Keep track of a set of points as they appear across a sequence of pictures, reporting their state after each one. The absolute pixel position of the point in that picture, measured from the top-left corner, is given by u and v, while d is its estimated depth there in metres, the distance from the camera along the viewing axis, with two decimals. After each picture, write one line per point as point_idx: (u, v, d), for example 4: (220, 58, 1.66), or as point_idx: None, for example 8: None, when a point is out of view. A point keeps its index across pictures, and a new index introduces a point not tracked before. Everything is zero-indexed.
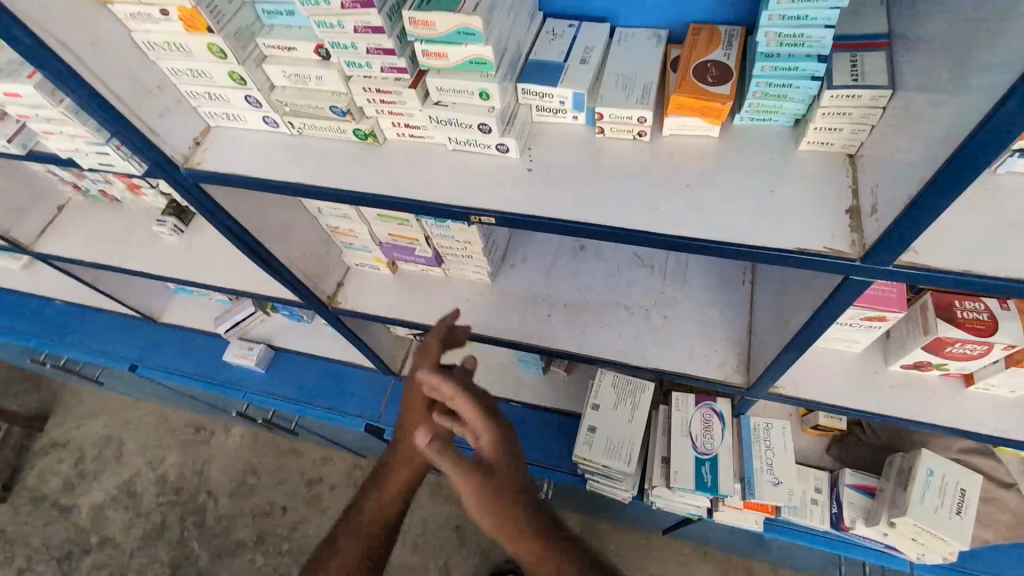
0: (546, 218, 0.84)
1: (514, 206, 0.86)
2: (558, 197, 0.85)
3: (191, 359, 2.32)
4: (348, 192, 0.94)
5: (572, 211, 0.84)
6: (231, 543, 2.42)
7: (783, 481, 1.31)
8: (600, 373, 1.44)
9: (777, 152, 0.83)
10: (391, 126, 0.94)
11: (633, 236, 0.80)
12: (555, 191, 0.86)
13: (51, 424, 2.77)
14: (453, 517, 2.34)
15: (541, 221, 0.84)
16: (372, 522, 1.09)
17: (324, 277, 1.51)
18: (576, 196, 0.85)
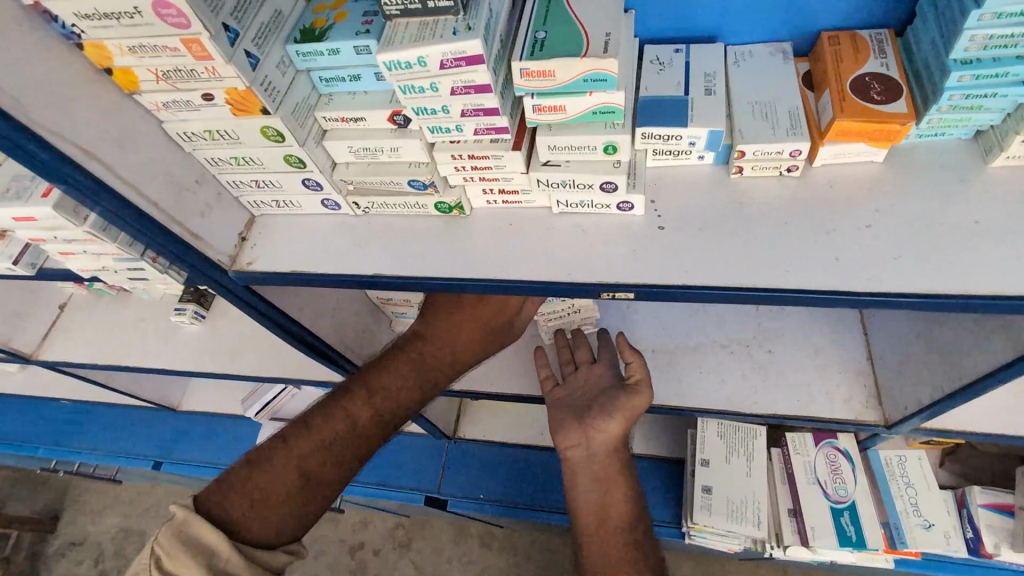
0: (708, 287, 0.69)
1: (652, 274, 0.71)
2: (706, 256, 0.71)
3: (218, 446, 2.12)
4: (444, 278, 0.78)
5: (731, 276, 0.69)
6: None
7: (936, 524, 1.18)
8: (703, 423, 1.29)
9: (962, 172, 0.69)
10: (480, 194, 0.79)
11: (824, 300, 0.66)
12: (699, 249, 0.72)
13: (63, 524, 2.55)
14: (509, 569, 2.14)
15: (702, 293, 0.69)
16: (397, 403, 0.99)
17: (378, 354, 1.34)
18: (731, 254, 0.70)
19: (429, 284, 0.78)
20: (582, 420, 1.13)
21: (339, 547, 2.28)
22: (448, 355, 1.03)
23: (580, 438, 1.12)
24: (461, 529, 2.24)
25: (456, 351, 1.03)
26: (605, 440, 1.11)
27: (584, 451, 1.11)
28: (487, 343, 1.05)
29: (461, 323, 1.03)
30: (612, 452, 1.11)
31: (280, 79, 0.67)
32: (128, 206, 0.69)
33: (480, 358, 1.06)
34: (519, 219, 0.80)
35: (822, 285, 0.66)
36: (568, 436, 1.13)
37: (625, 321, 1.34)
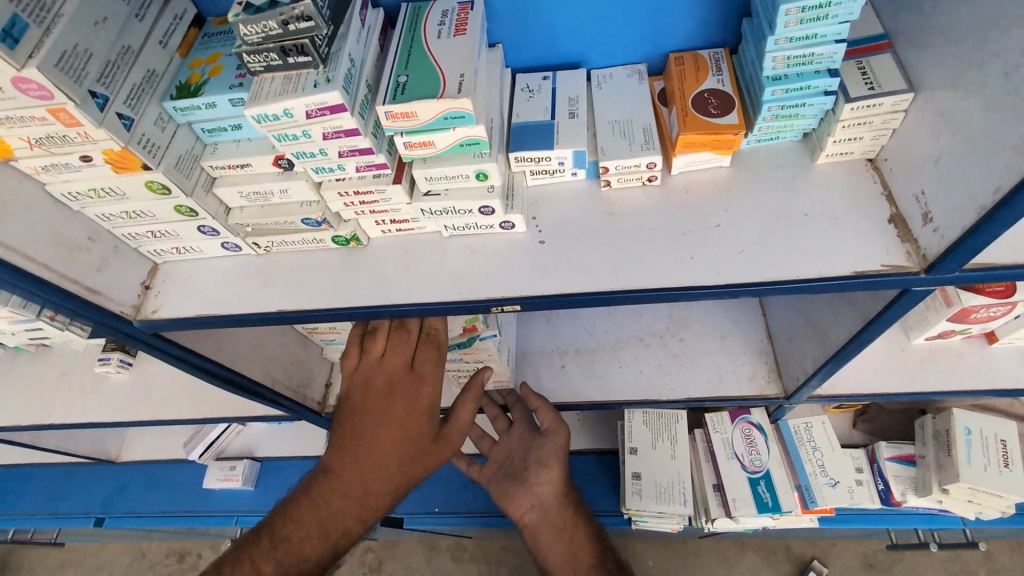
0: (593, 294, 0.75)
1: (538, 286, 0.77)
2: (584, 265, 0.78)
3: (165, 493, 2.07)
4: (349, 307, 0.81)
5: (606, 281, 0.76)
6: None
7: (840, 480, 1.29)
8: (629, 413, 1.37)
9: (795, 170, 0.79)
10: (375, 225, 0.83)
11: (692, 293, 0.73)
12: (578, 258, 0.78)
13: None
14: None
15: (587, 299, 0.75)
16: (301, 556, 0.89)
17: (310, 383, 1.36)
18: (605, 261, 0.77)
19: (335, 314, 0.82)
20: (523, 482, 1.23)
21: None
22: (358, 492, 0.91)
23: (530, 501, 1.21)
24: (431, 542, 2.26)
25: (368, 484, 0.91)
26: (549, 492, 1.21)
27: (539, 510, 1.19)
28: (404, 459, 0.93)
29: (373, 443, 0.92)
30: (561, 502, 1.20)
31: (159, 134, 0.70)
32: (20, 272, 0.70)
33: (400, 483, 0.93)
34: (414, 245, 0.85)
35: (685, 283, 0.73)
36: (519, 504, 1.21)
37: (549, 326, 1.43)
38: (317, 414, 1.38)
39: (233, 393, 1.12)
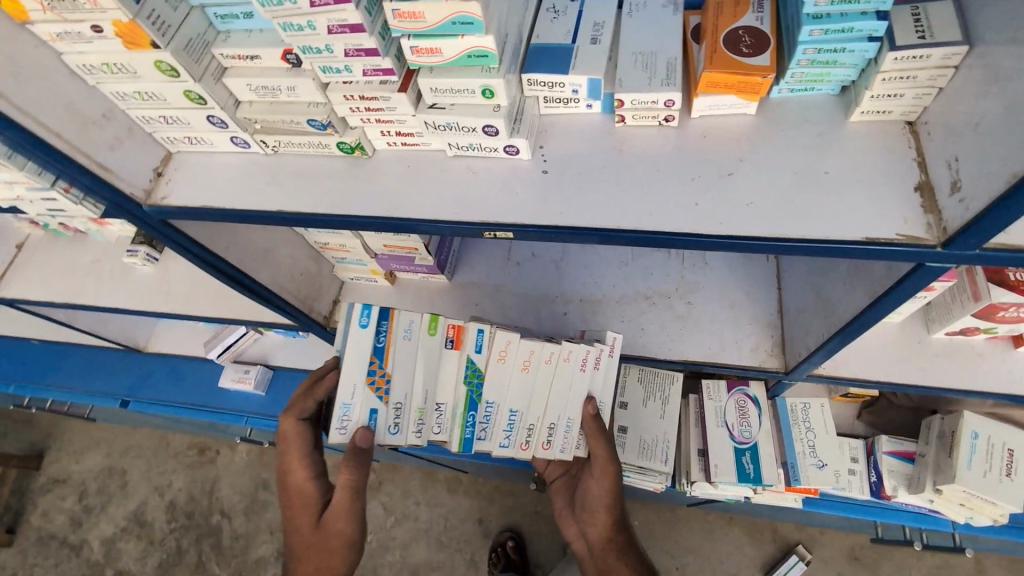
0: (592, 230, 0.73)
1: (533, 217, 0.76)
2: (584, 202, 0.75)
3: (185, 387, 2.21)
4: (346, 215, 0.82)
5: (606, 219, 0.73)
6: (252, 562, 2.36)
7: (828, 463, 1.27)
8: (625, 368, 1.37)
9: (824, 125, 0.73)
10: (380, 136, 0.82)
11: (692, 241, 0.70)
12: (579, 193, 0.76)
13: (48, 461, 2.66)
14: (474, 510, 2.26)
15: (584, 234, 0.73)
16: None
17: (319, 298, 1.40)
18: (607, 199, 0.75)
19: (333, 220, 0.82)
20: (574, 513, 1.16)
21: None
22: None
23: (577, 531, 1.16)
24: (428, 472, 2.36)
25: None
26: (594, 531, 1.13)
27: (584, 544, 1.15)
28: (305, 548, 0.98)
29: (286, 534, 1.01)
30: (607, 542, 1.12)
31: (171, 14, 0.69)
32: (33, 138, 0.72)
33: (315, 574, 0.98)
34: (417, 161, 0.84)
35: (688, 230, 0.70)
36: (568, 529, 1.18)
37: (557, 273, 1.41)
38: (322, 328, 1.43)
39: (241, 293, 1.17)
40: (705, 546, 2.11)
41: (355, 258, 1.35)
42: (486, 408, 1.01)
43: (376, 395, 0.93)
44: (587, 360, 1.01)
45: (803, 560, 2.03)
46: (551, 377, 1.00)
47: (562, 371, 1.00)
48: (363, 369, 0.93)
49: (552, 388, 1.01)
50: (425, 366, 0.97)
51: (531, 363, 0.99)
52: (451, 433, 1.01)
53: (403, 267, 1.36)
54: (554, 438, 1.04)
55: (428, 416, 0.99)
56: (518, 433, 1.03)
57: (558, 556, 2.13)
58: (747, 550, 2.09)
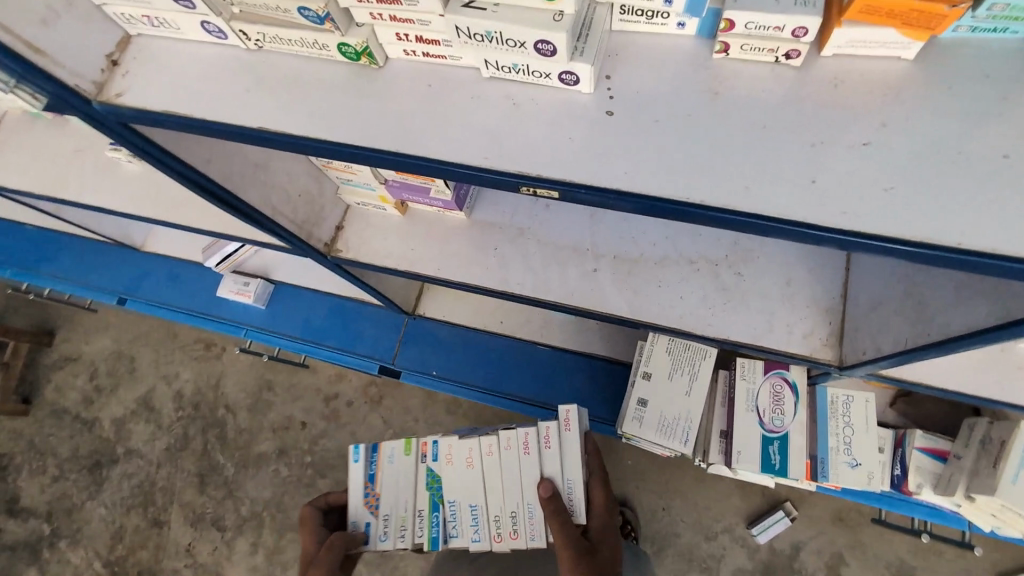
0: (666, 200, 0.55)
1: (588, 173, 0.57)
2: (657, 160, 0.56)
3: (184, 291, 2.12)
4: (346, 143, 0.63)
5: (687, 188, 0.55)
6: (255, 455, 2.37)
7: (863, 464, 1.16)
8: (654, 335, 1.23)
9: (1011, 87, 0.52)
10: (395, 40, 0.62)
11: (802, 233, 0.52)
12: (652, 146, 0.57)
13: (61, 337, 2.65)
14: None
15: (655, 205, 0.56)
16: None
17: (321, 222, 1.24)
18: (691, 162, 0.56)
19: (329, 149, 0.64)
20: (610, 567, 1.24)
21: (312, 393, 2.42)
22: None
23: None
24: (429, 393, 2.32)
25: None
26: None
27: None
28: None
29: None
30: None
31: None
32: None
33: None
34: (441, 80, 0.64)
35: (801, 217, 0.52)
36: None
37: (591, 222, 1.23)
38: (323, 257, 1.28)
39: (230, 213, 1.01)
40: (693, 491, 2.09)
41: (363, 182, 1.17)
42: (451, 506, 1.19)
43: (368, 510, 1.20)
44: (528, 444, 1.16)
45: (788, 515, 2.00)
46: (497, 466, 1.18)
47: (507, 457, 1.17)
48: (360, 493, 1.22)
49: (503, 478, 1.17)
50: (400, 474, 1.22)
51: (473, 458, 1.19)
52: (422, 532, 1.19)
53: (416, 199, 1.19)
54: (519, 527, 1.15)
55: (410, 523, 1.19)
56: (486, 526, 1.17)
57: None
58: (734, 499, 2.06)
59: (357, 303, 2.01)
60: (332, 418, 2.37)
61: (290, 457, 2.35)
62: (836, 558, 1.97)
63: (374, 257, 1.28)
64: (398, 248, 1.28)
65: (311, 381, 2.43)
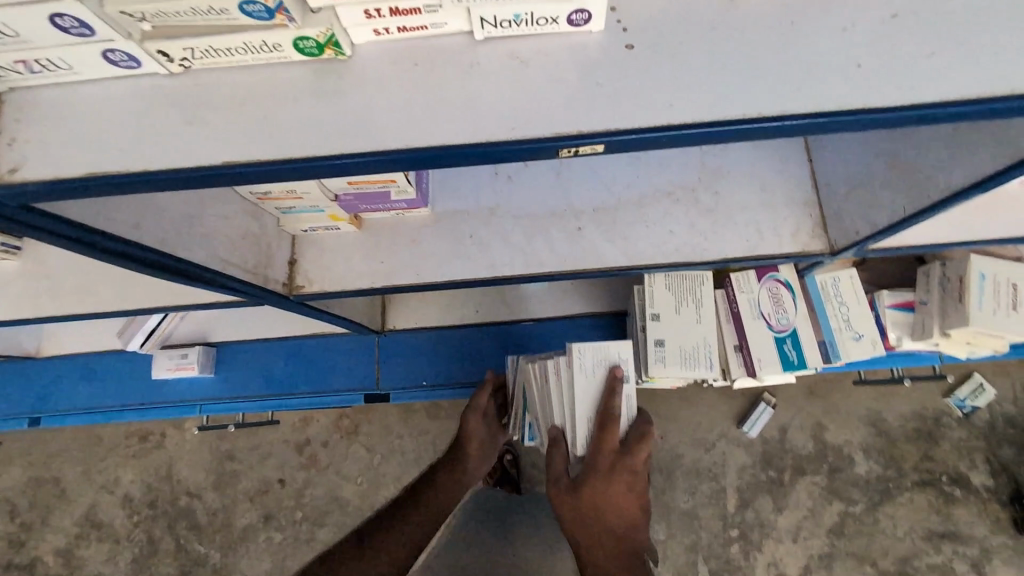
0: (725, 123, 0.50)
1: (632, 116, 0.51)
2: (697, 83, 0.51)
3: (111, 388, 1.84)
4: (340, 154, 0.53)
5: (742, 106, 0.50)
6: (239, 531, 2.14)
7: (865, 334, 1.23)
8: (650, 277, 1.24)
9: None
10: (363, 20, 0.52)
11: (868, 119, 0.50)
12: (686, 70, 0.52)
13: None
14: None
15: (715, 132, 0.50)
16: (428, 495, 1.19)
17: (269, 262, 1.10)
18: (736, 77, 0.51)
19: (321, 167, 0.53)
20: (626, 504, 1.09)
21: (284, 446, 2.21)
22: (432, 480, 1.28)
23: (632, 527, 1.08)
24: (407, 407, 2.20)
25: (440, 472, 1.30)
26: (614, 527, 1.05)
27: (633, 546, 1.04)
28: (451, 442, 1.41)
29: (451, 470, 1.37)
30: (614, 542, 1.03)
31: None
32: None
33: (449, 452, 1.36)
34: (426, 55, 0.54)
35: (862, 104, 0.50)
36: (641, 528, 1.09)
37: (559, 182, 1.19)
38: (285, 298, 1.14)
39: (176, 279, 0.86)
40: (681, 411, 2.18)
41: (310, 206, 1.05)
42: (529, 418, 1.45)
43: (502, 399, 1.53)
44: (556, 373, 1.27)
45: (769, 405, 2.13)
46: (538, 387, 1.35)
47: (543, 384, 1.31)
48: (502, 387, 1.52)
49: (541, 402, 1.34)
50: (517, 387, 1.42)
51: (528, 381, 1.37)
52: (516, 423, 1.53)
53: (374, 207, 1.09)
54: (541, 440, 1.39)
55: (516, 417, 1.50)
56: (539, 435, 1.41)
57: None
58: (719, 405, 2.16)
59: (319, 338, 1.86)
60: (312, 465, 2.18)
61: (278, 519, 2.15)
62: (818, 427, 2.14)
63: (336, 282, 1.16)
64: (364, 266, 1.18)
65: (277, 435, 2.22)
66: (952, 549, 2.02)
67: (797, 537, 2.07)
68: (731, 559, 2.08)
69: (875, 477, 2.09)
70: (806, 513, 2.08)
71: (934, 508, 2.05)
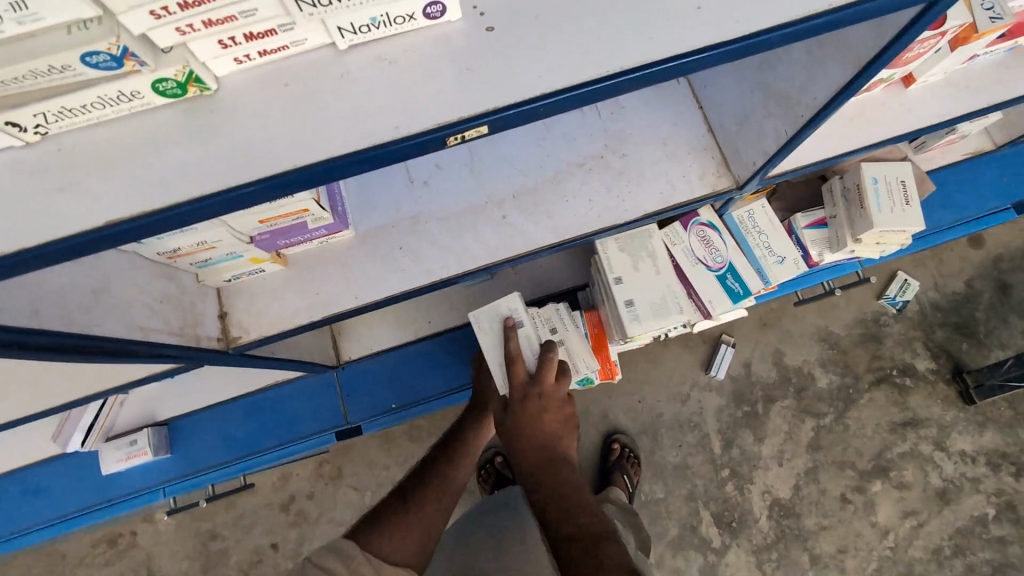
0: (592, 82, 0.53)
1: (505, 93, 0.53)
2: (560, 51, 0.54)
3: (63, 494, 1.73)
4: (233, 186, 0.52)
5: (605, 63, 0.53)
6: None
7: (786, 256, 1.31)
8: (602, 245, 1.29)
9: None
10: (218, 50, 0.50)
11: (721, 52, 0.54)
12: (548, 40, 0.54)
13: None
14: None
15: (586, 92, 0.53)
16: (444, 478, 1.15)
17: (198, 322, 1.06)
18: (592, 39, 0.54)
19: (216, 202, 0.52)
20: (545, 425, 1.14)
21: (268, 508, 2.13)
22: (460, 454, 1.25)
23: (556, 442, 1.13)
24: (385, 436, 2.16)
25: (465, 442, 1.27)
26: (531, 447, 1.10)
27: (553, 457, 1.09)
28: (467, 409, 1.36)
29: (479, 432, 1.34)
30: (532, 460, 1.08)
31: None
32: None
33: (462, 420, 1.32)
34: (295, 76, 0.55)
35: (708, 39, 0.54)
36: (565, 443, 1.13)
37: (473, 177, 1.20)
38: (225, 353, 1.10)
39: (97, 359, 0.81)
40: (649, 372, 2.25)
41: (226, 254, 1.02)
42: None
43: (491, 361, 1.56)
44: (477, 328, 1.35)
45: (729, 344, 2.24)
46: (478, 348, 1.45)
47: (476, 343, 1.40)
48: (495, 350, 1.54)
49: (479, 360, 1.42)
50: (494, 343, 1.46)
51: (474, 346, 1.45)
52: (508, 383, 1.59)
53: (294, 240, 1.06)
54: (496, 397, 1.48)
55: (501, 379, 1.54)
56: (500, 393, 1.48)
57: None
58: (684, 357, 2.25)
59: (274, 388, 1.80)
60: (301, 520, 2.11)
61: None
62: (776, 353, 2.26)
63: (277, 326, 1.13)
64: (299, 300, 1.15)
65: (257, 499, 2.14)
66: (916, 434, 2.18)
67: (782, 461, 2.19)
68: (728, 497, 2.17)
69: (836, 387, 2.23)
70: (784, 436, 2.20)
71: (892, 401, 2.21)
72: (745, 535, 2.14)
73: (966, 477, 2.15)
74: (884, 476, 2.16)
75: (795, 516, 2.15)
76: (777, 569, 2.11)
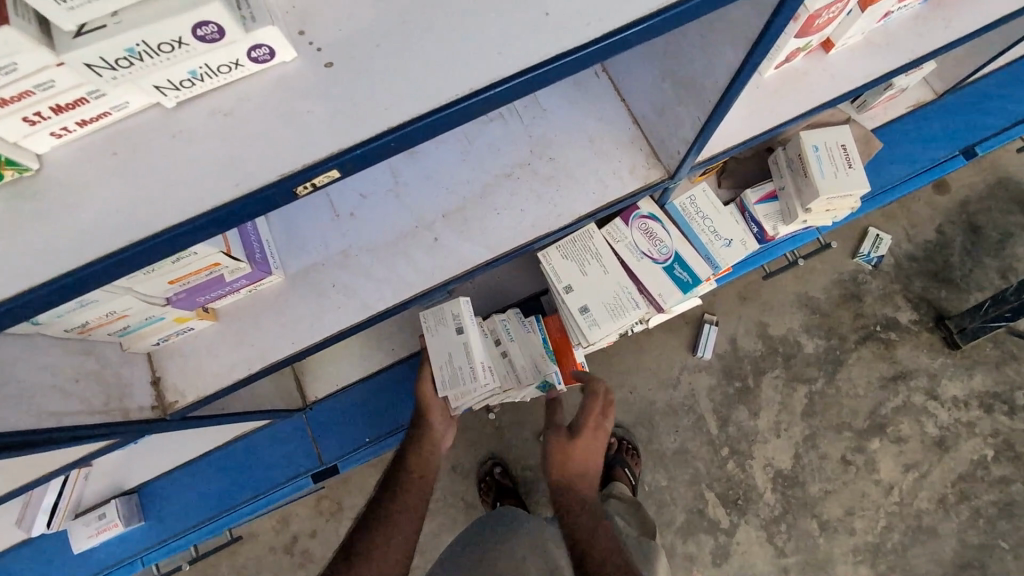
0: (441, 108, 0.54)
1: (350, 132, 0.54)
2: (398, 84, 0.55)
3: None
4: (77, 269, 0.50)
5: (446, 91, 0.55)
6: None
7: (733, 238, 1.29)
8: (545, 254, 1.25)
9: None
10: (30, 127, 0.50)
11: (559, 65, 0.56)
12: (386, 72, 0.56)
13: None
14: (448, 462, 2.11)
15: (439, 119, 0.55)
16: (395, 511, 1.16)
17: (129, 394, 1.01)
18: (426, 68, 0.56)
19: (63, 287, 0.50)
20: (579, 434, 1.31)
21: (267, 556, 2.07)
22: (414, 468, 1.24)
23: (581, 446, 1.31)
24: (375, 464, 2.11)
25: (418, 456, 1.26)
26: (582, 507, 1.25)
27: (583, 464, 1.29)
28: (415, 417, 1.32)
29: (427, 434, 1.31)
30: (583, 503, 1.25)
31: None
32: None
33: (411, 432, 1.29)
34: (128, 139, 0.55)
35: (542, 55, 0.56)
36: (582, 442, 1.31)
37: (400, 201, 1.16)
38: (162, 421, 1.06)
39: (15, 455, 0.76)
40: (633, 363, 2.21)
41: (144, 318, 0.96)
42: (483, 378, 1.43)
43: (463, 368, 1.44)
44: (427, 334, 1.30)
45: (713, 323, 2.22)
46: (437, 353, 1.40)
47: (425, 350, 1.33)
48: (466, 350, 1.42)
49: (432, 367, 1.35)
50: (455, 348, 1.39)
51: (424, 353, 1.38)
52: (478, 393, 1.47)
53: (217, 294, 1.01)
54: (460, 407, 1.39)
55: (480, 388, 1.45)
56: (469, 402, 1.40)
57: (534, 444, 2.10)
58: (668, 342, 2.22)
59: (244, 440, 1.75)
60: (304, 563, 2.05)
61: None
62: (758, 326, 2.23)
63: (223, 380, 1.09)
64: (236, 355, 1.11)
65: (255, 548, 2.08)
66: (906, 387, 2.17)
67: (779, 432, 2.17)
68: (731, 476, 2.14)
69: (823, 350, 2.21)
70: (778, 407, 2.18)
71: (879, 357, 2.19)
72: (753, 511, 2.12)
73: (962, 423, 2.15)
74: (881, 433, 2.15)
75: (800, 485, 2.13)
76: (789, 541, 2.09)
